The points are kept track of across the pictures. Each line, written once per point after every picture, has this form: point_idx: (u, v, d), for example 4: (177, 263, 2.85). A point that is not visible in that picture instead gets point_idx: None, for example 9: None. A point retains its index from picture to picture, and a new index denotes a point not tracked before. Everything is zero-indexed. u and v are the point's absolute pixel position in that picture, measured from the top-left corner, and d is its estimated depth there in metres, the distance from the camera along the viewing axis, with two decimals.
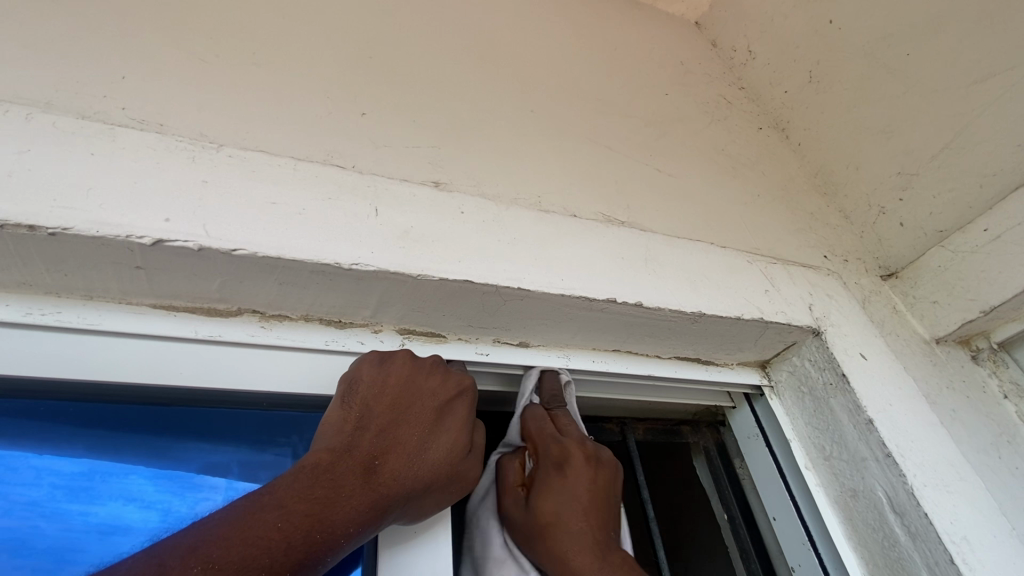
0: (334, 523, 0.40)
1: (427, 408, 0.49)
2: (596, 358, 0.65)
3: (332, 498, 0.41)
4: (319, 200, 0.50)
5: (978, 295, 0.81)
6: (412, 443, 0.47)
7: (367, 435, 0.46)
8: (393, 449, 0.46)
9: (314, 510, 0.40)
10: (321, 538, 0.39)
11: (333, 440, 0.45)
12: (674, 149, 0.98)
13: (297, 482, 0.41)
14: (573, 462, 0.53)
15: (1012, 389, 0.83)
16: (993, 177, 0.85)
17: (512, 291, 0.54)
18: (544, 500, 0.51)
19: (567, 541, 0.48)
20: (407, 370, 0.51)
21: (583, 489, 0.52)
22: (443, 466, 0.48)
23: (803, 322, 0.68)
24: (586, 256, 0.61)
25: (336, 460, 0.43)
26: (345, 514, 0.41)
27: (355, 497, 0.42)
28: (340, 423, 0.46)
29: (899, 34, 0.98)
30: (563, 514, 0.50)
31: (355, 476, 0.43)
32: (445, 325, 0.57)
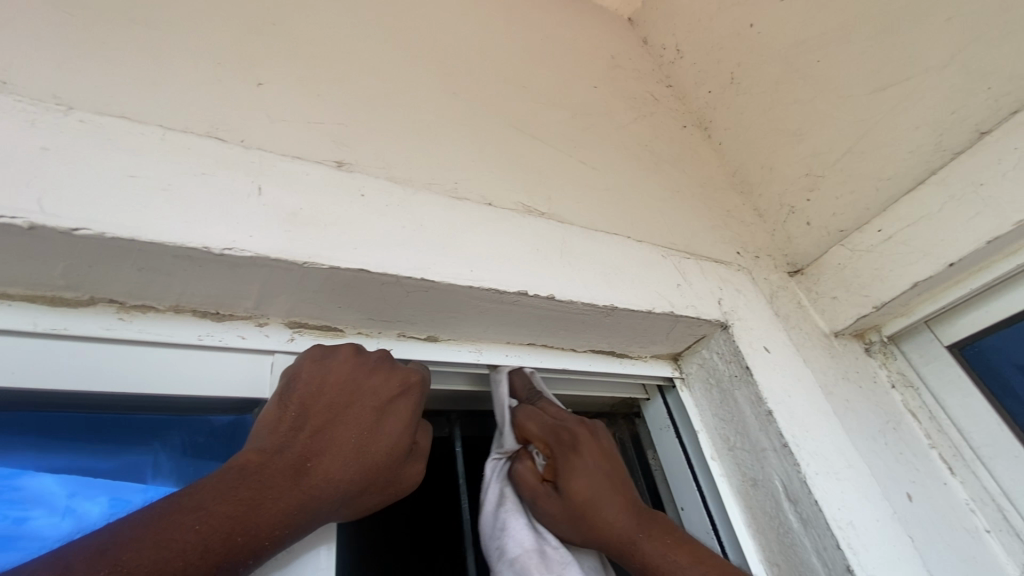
0: (258, 524, 0.37)
1: (366, 409, 0.46)
2: (510, 352, 0.63)
3: (260, 500, 0.38)
4: (193, 175, 0.45)
5: (871, 292, 0.87)
6: (350, 440, 0.44)
7: (301, 436, 0.43)
8: (329, 448, 0.43)
9: (237, 512, 0.36)
10: (241, 541, 0.36)
11: (264, 441, 0.42)
12: (600, 142, 0.98)
13: (221, 482, 0.37)
14: (583, 441, 0.55)
15: (899, 379, 0.90)
16: (888, 181, 0.90)
17: (415, 283, 0.50)
18: (573, 480, 0.52)
19: (605, 511, 0.51)
20: (349, 367, 0.48)
21: (599, 459, 0.55)
22: (382, 468, 0.45)
23: (711, 316, 0.70)
24: (496, 246, 0.58)
25: (267, 460, 0.40)
26: (273, 514, 0.38)
27: (283, 499, 0.39)
28: (275, 421, 0.43)
29: (811, 42, 1.04)
30: (594, 487, 0.52)
31: (289, 475, 0.40)
32: (341, 318, 0.52)
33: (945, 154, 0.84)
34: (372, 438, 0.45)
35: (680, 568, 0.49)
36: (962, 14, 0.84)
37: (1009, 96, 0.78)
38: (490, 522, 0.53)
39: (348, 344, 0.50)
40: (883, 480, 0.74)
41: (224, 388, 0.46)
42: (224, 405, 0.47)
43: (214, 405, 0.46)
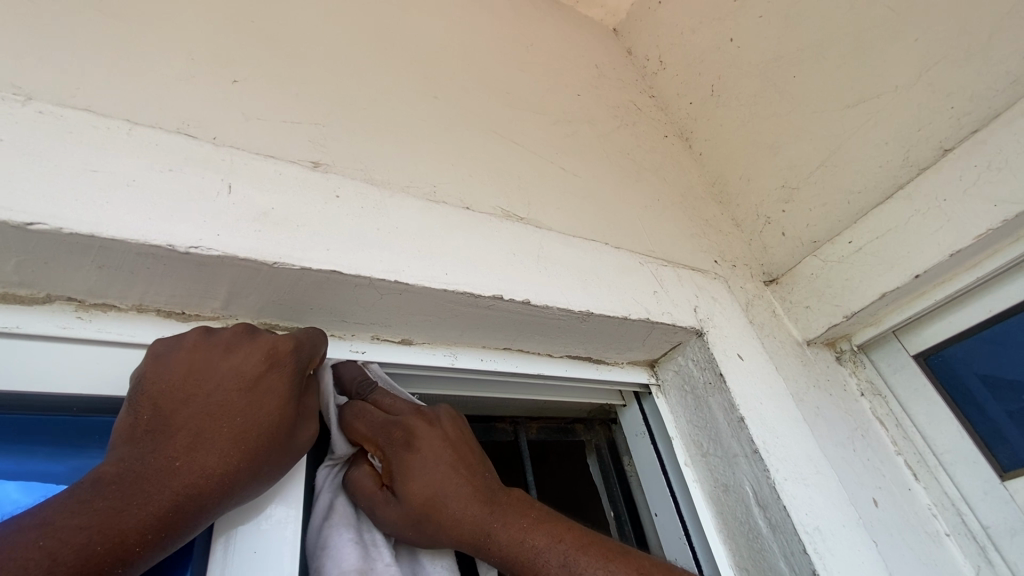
0: (124, 534, 0.34)
1: (233, 393, 0.42)
2: (485, 356, 0.63)
3: (121, 509, 0.35)
4: (160, 172, 0.44)
5: (842, 302, 0.89)
6: (225, 428, 0.41)
7: (161, 437, 0.39)
8: (200, 441, 0.39)
9: (91, 525, 0.33)
10: (103, 555, 0.33)
11: (123, 448, 0.38)
12: (581, 149, 0.99)
13: (70, 497, 0.34)
14: (419, 434, 0.50)
15: (868, 387, 0.91)
16: (859, 194, 0.92)
17: (388, 285, 0.50)
18: (412, 482, 0.47)
19: (454, 506, 0.47)
20: (201, 353, 0.43)
21: (440, 449, 0.50)
22: (263, 447, 0.42)
23: (687, 323, 0.71)
24: (472, 251, 0.58)
25: (125, 468, 0.37)
26: (141, 521, 0.35)
27: (151, 502, 0.36)
28: (129, 427, 0.39)
29: (788, 57, 1.07)
30: (435, 483, 0.48)
31: (155, 478, 0.37)
32: (313, 320, 0.52)
33: (912, 168, 0.86)
34: (250, 418, 0.42)
35: (538, 553, 0.46)
36: (929, 35, 0.87)
37: (971, 115, 0.81)
38: (313, 541, 0.47)
39: (191, 329, 0.45)
40: (851, 485, 0.75)
41: None
42: None
43: None
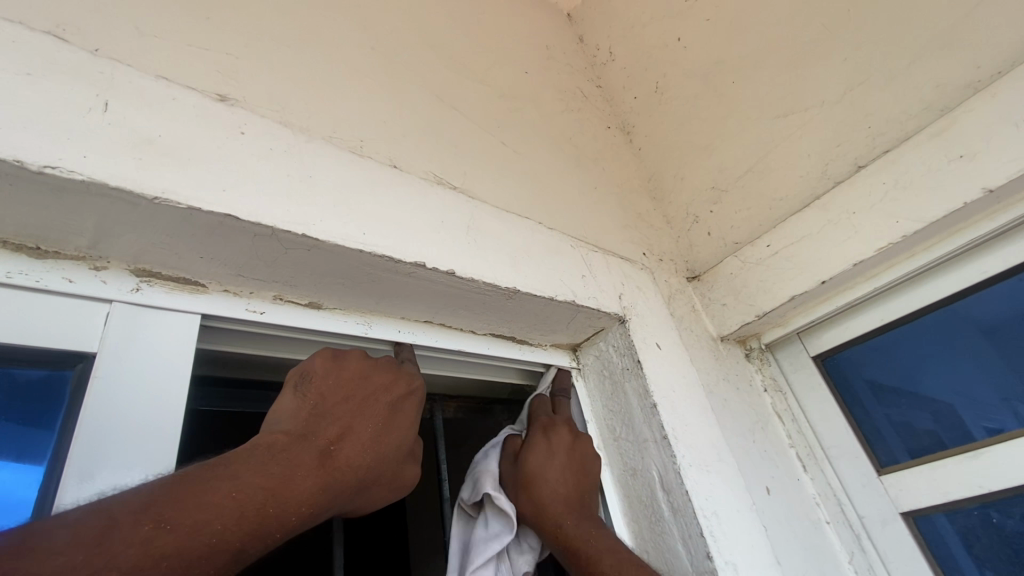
0: (287, 501, 0.39)
1: (379, 404, 0.50)
2: (403, 328, 0.59)
3: (295, 478, 0.41)
4: (16, 75, 0.37)
5: (755, 302, 0.94)
6: (370, 433, 0.48)
7: (324, 423, 0.46)
8: (353, 440, 0.47)
9: (273, 489, 0.39)
10: (273, 514, 0.38)
11: (289, 423, 0.45)
12: (524, 127, 0.97)
13: (253, 457, 0.40)
14: (556, 432, 0.64)
15: (770, 383, 0.98)
16: (780, 201, 0.97)
17: (293, 238, 0.45)
18: (529, 457, 0.62)
19: (542, 489, 0.59)
20: (359, 366, 0.51)
21: (560, 451, 0.63)
22: (391, 460, 0.49)
23: (610, 310, 0.71)
24: (395, 213, 0.54)
25: (291, 442, 0.43)
26: (306, 494, 0.41)
27: (314, 480, 0.42)
28: (297, 407, 0.46)
29: (728, 63, 1.10)
30: (542, 470, 0.60)
31: (319, 460, 0.43)
32: (202, 271, 0.45)
33: (829, 181, 0.91)
34: (386, 429, 0.49)
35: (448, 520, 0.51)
36: (854, 55, 0.92)
37: (885, 136, 0.86)
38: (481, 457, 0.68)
39: (354, 350, 0.52)
40: (748, 473, 0.79)
41: (40, 338, 0.38)
42: (33, 356, 0.38)
43: (19, 356, 0.38)
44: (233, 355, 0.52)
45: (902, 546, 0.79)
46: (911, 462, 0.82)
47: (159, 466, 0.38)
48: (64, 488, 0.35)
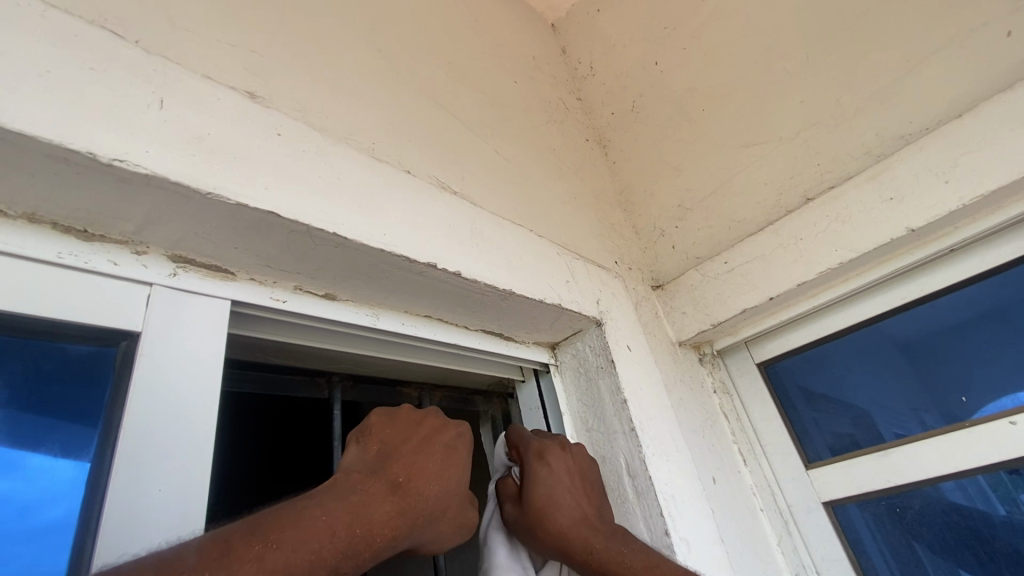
0: (371, 525, 0.45)
1: (438, 444, 0.56)
2: (406, 322, 0.64)
3: (361, 517, 0.44)
4: (79, 70, 0.40)
5: (711, 312, 1.04)
6: (423, 478, 0.52)
7: (392, 462, 0.52)
8: (410, 484, 0.51)
9: (343, 525, 0.43)
10: (359, 535, 0.43)
11: (361, 464, 0.51)
12: (514, 135, 1.03)
13: (338, 488, 0.46)
14: (550, 452, 0.67)
15: (719, 385, 1.09)
16: (738, 223, 1.07)
17: (324, 236, 0.49)
18: (534, 490, 0.63)
19: (556, 518, 0.60)
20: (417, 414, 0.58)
21: (561, 470, 0.65)
22: (453, 493, 0.55)
23: (589, 313, 0.79)
24: (410, 215, 0.58)
25: (366, 476, 0.49)
26: (370, 533, 0.44)
27: (376, 519, 0.45)
28: (365, 451, 0.52)
29: (700, 92, 1.20)
30: (551, 500, 0.62)
31: (381, 500, 0.47)
32: (233, 260, 0.49)
33: (782, 209, 1.02)
34: (446, 464, 0.55)
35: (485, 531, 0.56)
36: (810, 99, 1.03)
37: (832, 173, 0.97)
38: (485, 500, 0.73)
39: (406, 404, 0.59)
40: (699, 465, 0.89)
41: (90, 316, 0.41)
42: (83, 332, 0.41)
43: (70, 332, 0.41)
44: (250, 338, 0.55)
45: (822, 531, 0.92)
46: (832, 458, 0.95)
47: (197, 438, 0.43)
48: (118, 459, 0.39)
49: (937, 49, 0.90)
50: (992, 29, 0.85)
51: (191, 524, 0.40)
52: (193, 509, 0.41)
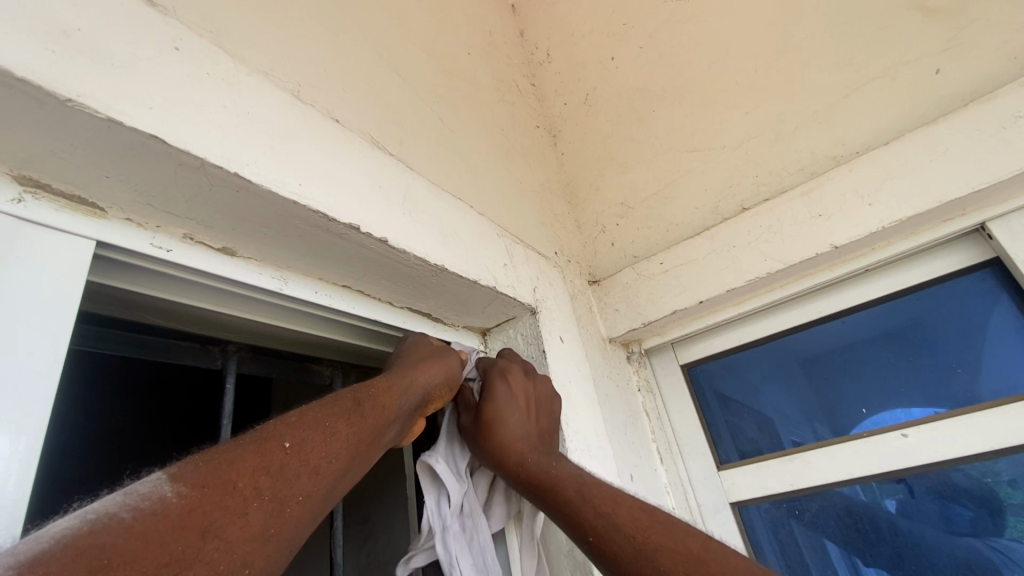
0: (360, 393, 0.54)
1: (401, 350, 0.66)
2: (321, 291, 0.57)
3: (328, 421, 0.49)
4: None
5: (643, 311, 1.05)
6: (382, 387, 0.56)
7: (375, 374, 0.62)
8: (372, 392, 0.55)
9: (309, 426, 0.47)
10: (355, 401, 0.53)
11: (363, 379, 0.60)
12: (463, 108, 0.97)
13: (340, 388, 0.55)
14: (514, 376, 0.68)
15: (644, 384, 1.10)
16: (677, 226, 1.08)
17: (224, 176, 0.42)
18: (489, 407, 0.66)
19: (505, 434, 0.63)
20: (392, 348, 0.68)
21: (521, 393, 0.67)
22: (427, 360, 0.64)
23: (525, 300, 0.75)
24: (334, 169, 0.52)
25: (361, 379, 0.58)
26: (341, 433, 0.49)
27: (344, 422, 0.50)
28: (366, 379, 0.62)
29: (653, 93, 1.21)
30: (502, 416, 0.65)
31: (346, 407, 0.51)
32: (103, 193, 0.40)
33: (719, 216, 1.03)
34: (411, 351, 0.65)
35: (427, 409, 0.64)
36: (755, 112, 1.05)
37: (768, 185, 1.00)
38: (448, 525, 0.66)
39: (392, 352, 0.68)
40: (619, 461, 0.88)
41: None
42: None
43: None
44: (125, 293, 0.46)
45: (728, 530, 0.95)
46: (741, 461, 0.98)
47: (27, 412, 0.34)
48: None
49: (873, 78, 0.94)
50: (922, 66, 0.90)
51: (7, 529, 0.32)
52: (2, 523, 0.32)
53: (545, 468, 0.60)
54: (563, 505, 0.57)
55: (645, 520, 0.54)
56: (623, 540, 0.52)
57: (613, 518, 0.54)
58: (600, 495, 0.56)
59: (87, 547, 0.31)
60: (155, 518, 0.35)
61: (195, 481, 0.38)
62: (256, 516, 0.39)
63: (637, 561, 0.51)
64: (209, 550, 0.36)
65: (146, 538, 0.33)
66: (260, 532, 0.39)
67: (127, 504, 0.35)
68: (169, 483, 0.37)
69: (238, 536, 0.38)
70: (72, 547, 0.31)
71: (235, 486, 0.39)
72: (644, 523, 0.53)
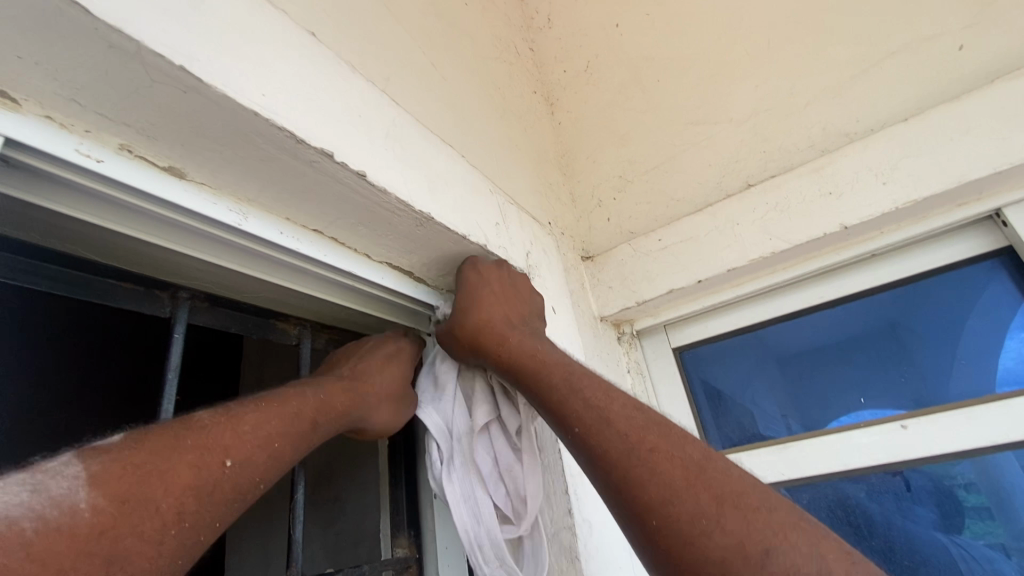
0: (314, 413, 0.50)
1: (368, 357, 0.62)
2: (287, 232, 0.49)
3: (280, 440, 0.45)
4: None
5: (637, 289, 0.99)
6: (339, 411, 0.53)
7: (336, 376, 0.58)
8: (327, 413, 0.51)
9: (257, 445, 0.43)
10: (309, 421, 0.49)
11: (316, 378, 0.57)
12: (456, 58, 0.89)
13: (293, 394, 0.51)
14: (487, 267, 0.63)
15: (634, 366, 1.05)
16: (677, 202, 1.02)
17: (166, 68, 0.34)
18: (464, 299, 0.61)
19: (482, 325, 0.60)
20: (355, 344, 0.65)
21: (494, 283, 0.63)
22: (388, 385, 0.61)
23: (516, 263, 0.69)
24: (306, 87, 0.44)
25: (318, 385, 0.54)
26: (286, 457, 0.45)
27: (292, 443, 0.46)
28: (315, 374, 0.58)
29: (657, 62, 1.14)
30: (478, 307, 0.60)
31: (299, 426, 0.47)
32: (12, 77, 0.33)
33: (722, 193, 0.98)
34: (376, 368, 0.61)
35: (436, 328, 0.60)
36: (765, 84, 1.00)
37: (775, 162, 0.94)
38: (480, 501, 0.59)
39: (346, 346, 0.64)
40: None
41: None
42: None
43: None
44: (43, 211, 0.39)
45: None
46: (731, 448, 0.94)
47: None
48: None
49: (894, 52, 0.89)
50: (944, 41, 0.85)
51: None
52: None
53: (532, 357, 0.58)
54: (549, 395, 0.55)
55: (639, 420, 0.51)
56: (614, 435, 0.49)
57: (603, 414, 0.51)
58: (588, 388, 0.54)
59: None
60: (58, 535, 0.30)
61: (115, 493, 0.34)
62: (171, 545, 0.35)
63: (626, 457, 0.48)
64: None
65: (44, 560, 0.29)
66: (172, 562, 0.34)
67: (30, 509, 0.30)
68: (86, 489, 0.33)
69: (147, 564, 0.33)
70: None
71: (158, 506, 0.35)
72: (636, 423, 0.50)
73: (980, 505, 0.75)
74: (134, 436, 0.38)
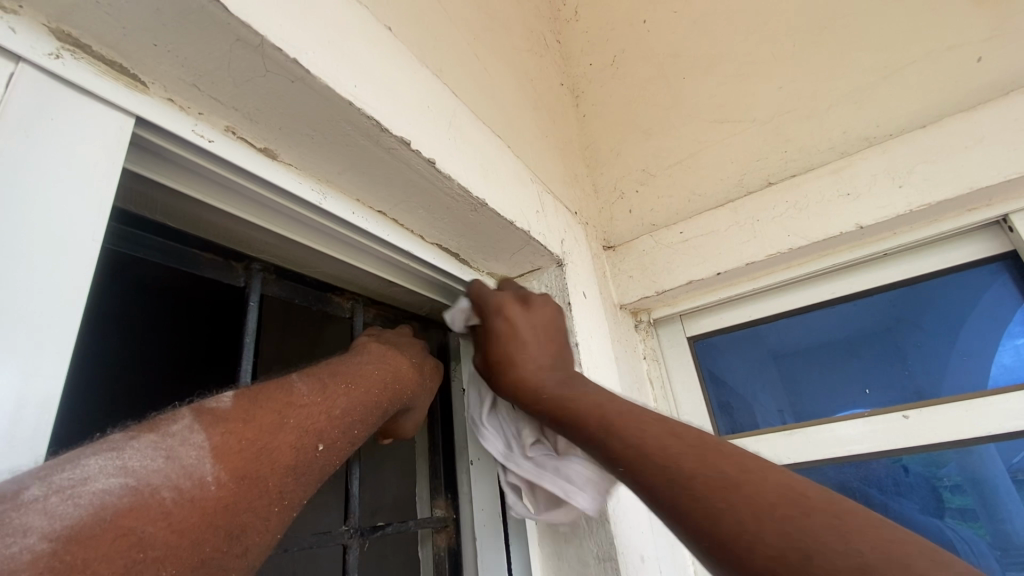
0: (381, 398, 0.53)
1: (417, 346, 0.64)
2: (356, 212, 0.54)
3: (355, 426, 0.48)
4: None
5: (657, 279, 1.04)
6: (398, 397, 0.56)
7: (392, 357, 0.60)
8: (389, 399, 0.54)
9: (342, 429, 0.46)
10: (377, 408, 0.52)
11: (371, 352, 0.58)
12: (496, 49, 0.93)
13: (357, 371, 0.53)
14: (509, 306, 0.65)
15: (650, 352, 1.10)
16: (698, 196, 1.07)
17: (282, 61, 0.38)
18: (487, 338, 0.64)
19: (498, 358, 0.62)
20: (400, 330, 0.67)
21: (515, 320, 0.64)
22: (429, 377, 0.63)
23: (553, 250, 0.73)
24: (385, 79, 0.48)
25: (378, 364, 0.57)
26: (356, 441, 0.48)
27: (362, 429, 0.49)
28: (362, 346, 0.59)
29: (683, 59, 1.17)
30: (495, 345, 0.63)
31: (370, 415, 0.50)
32: (147, 64, 0.37)
33: (742, 189, 1.02)
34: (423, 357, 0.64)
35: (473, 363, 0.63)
36: (789, 86, 1.03)
37: (796, 162, 0.98)
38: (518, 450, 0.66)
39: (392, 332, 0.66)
40: None
41: None
42: None
43: None
44: (155, 185, 0.43)
45: None
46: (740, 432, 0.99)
47: (44, 300, 0.31)
48: None
49: (915, 60, 0.92)
50: (965, 52, 0.89)
51: (35, 439, 0.29)
52: (18, 438, 0.29)
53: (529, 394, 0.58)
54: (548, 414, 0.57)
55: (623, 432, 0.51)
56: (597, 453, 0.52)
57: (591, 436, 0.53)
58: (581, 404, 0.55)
59: (126, 530, 0.29)
60: (189, 508, 0.32)
61: (234, 469, 0.36)
62: (275, 520, 0.38)
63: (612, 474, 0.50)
64: (229, 554, 0.34)
65: (182, 533, 0.31)
66: (270, 537, 0.38)
67: (169, 476, 0.32)
68: (211, 463, 0.35)
69: (255, 539, 0.36)
70: (113, 525, 0.29)
71: (267, 482, 0.38)
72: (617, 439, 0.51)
73: (963, 507, 0.81)
74: (244, 405, 0.40)
